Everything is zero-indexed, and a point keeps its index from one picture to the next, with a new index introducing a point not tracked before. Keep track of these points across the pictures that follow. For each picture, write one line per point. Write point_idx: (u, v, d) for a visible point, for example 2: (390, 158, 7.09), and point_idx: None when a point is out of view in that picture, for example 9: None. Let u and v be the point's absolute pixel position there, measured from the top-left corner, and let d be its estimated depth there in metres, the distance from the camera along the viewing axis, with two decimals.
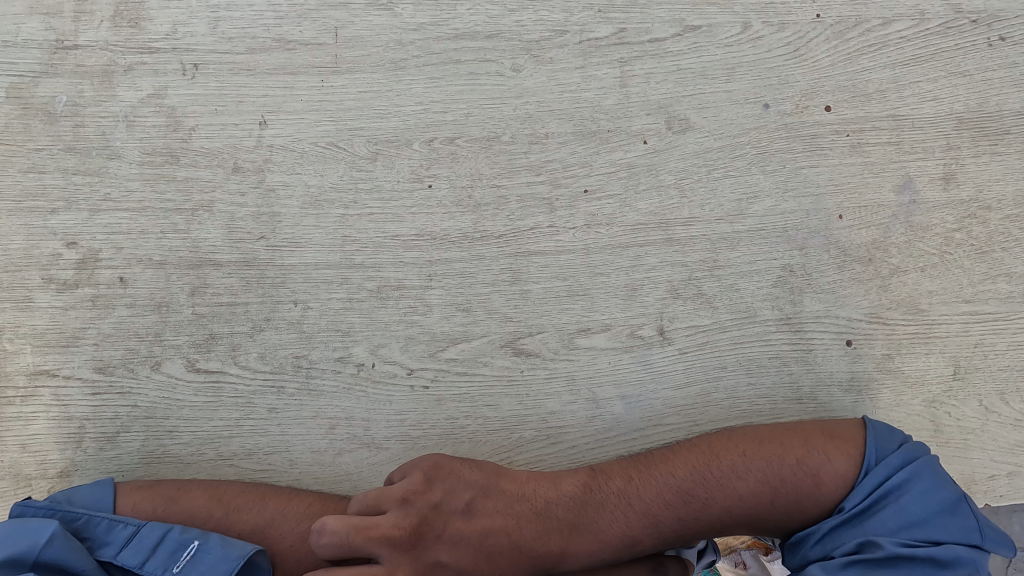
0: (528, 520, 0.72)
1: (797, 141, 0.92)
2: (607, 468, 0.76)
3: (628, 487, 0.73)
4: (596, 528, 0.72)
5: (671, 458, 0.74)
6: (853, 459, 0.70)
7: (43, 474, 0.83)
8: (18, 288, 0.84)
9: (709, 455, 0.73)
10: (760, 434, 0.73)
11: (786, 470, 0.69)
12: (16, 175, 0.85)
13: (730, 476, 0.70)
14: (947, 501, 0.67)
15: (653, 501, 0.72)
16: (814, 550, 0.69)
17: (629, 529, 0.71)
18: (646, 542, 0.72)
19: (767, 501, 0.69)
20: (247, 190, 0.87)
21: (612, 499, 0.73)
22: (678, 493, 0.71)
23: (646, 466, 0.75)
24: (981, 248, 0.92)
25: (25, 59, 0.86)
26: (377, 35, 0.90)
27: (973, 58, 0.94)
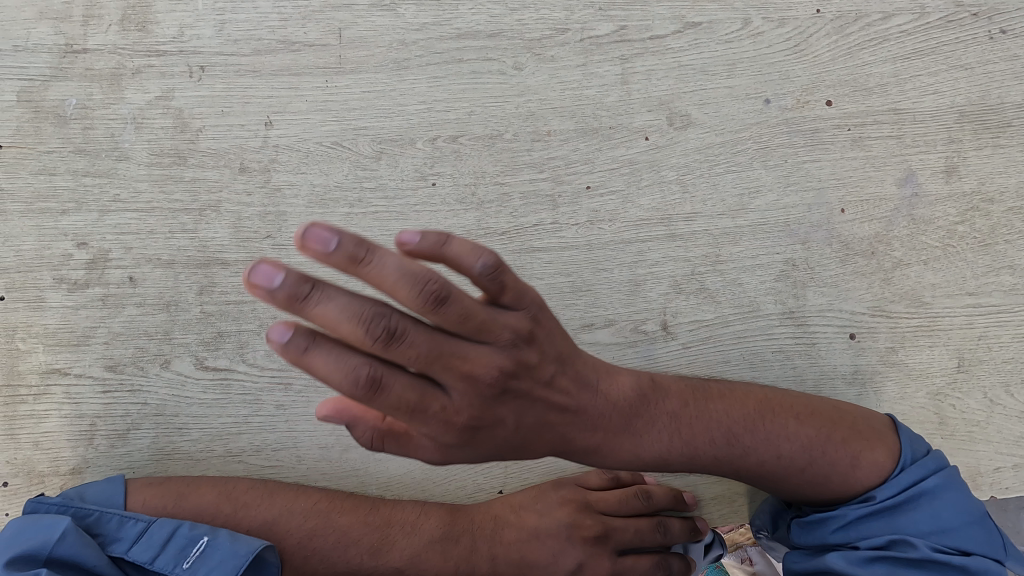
0: (587, 423, 0.60)
1: (798, 136, 0.93)
2: (663, 384, 0.68)
3: (682, 411, 0.66)
4: (637, 440, 0.64)
5: (729, 397, 0.70)
6: (891, 453, 0.70)
7: (56, 471, 0.83)
8: (31, 288, 0.85)
9: (764, 411, 0.70)
10: (813, 407, 0.72)
11: (832, 446, 0.69)
12: (27, 177, 0.86)
13: (778, 435, 0.68)
14: (976, 513, 0.69)
15: (701, 434, 0.67)
16: (835, 536, 0.70)
17: (667, 448, 0.65)
18: (673, 464, 0.67)
19: (803, 466, 0.68)
20: (253, 190, 0.88)
21: (661, 417, 0.65)
22: (726, 433, 0.68)
23: (702, 398, 0.69)
24: (984, 240, 0.92)
25: (36, 63, 0.88)
26: (381, 36, 0.91)
27: (974, 51, 0.94)
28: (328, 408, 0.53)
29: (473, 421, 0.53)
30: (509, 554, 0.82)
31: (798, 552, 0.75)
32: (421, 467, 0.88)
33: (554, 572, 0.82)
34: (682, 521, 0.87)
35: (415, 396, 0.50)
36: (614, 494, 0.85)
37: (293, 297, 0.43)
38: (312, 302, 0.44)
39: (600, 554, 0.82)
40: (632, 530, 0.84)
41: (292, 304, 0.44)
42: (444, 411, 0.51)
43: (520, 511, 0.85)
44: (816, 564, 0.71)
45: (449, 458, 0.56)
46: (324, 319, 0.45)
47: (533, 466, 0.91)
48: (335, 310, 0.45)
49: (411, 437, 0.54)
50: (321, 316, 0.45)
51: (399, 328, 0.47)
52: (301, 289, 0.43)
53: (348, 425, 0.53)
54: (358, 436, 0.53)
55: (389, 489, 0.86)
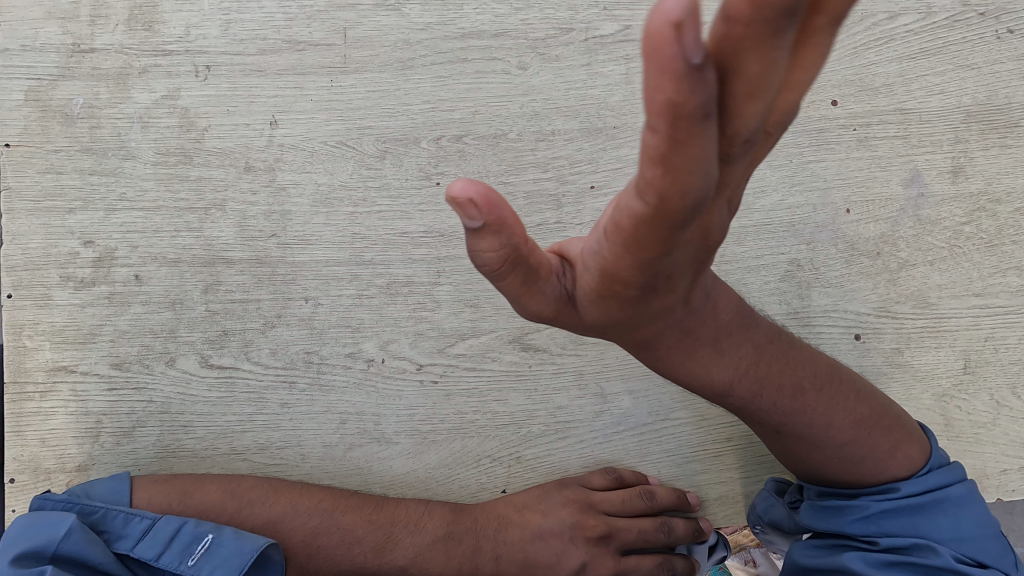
0: (683, 334, 0.56)
1: (803, 136, 0.92)
2: (757, 316, 0.66)
3: (766, 349, 0.65)
4: (716, 363, 0.61)
5: (806, 355, 0.70)
6: (924, 453, 0.72)
7: (62, 468, 0.83)
8: (38, 286, 0.85)
9: (829, 378, 0.71)
10: (876, 395, 0.74)
11: (877, 431, 0.71)
12: (34, 175, 0.87)
13: (832, 405, 0.70)
14: (996, 530, 0.69)
15: (774, 378, 0.66)
16: (853, 527, 0.70)
17: (740, 377, 0.64)
18: (733, 399, 0.66)
19: (847, 441, 0.70)
20: (259, 188, 0.88)
21: (746, 344, 0.64)
22: (795, 386, 0.68)
23: (785, 348, 0.68)
24: (990, 241, 0.92)
25: (43, 62, 0.88)
26: (386, 35, 0.91)
27: (981, 50, 0.94)
28: (467, 192, 0.40)
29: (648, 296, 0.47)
30: (513, 553, 0.83)
31: (809, 547, 0.74)
32: (425, 466, 0.87)
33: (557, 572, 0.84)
34: (686, 522, 0.87)
35: (665, 248, 0.41)
36: (617, 495, 0.85)
37: (696, 93, 0.32)
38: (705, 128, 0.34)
39: (603, 554, 0.84)
40: (635, 530, 0.85)
41: (693, 117, 0.33)
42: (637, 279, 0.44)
43: (524, 511, 0.84)
44: (829, 560, 0.70)
45: (559, 317, 0.50)
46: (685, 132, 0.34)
47: (537, 464, 0.88)
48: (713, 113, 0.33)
49: (540, 279, 0.47)
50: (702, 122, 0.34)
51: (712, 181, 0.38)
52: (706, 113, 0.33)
53: (487, 229, 0.41)
54: (486, 254, 0.42)
55: (393, 487, 0.86)
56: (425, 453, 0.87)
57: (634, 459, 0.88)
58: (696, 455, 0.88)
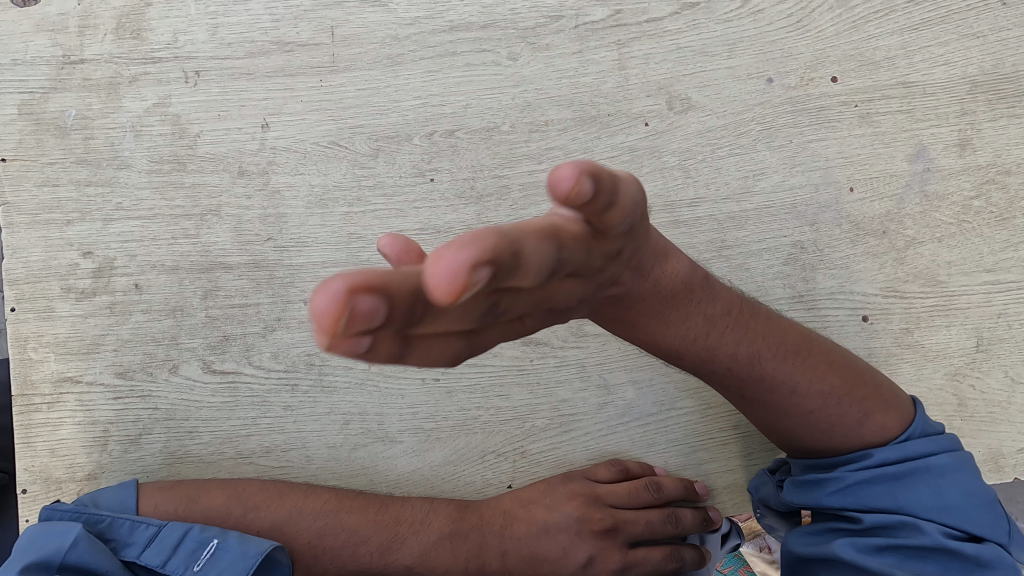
0: (623, 306, 0.57)
1: (803, 115, 0.90)
2: (716, 286, 0.64)
3: (721, 315, 0.63)
4: (666, 327, 0.61)
5: (770, 328, 0.67)
6: (903, 421, 0.70)
7: (72, 477, 0.84)
8: (40, 298, 0.86)
9: (794, 350, 0.67)
10: (850, 368, 0.70)
11: (848, 400, 0.69)
12: (32, 189, 0.87)
13: (794, 376, 0.67)
14: (982, 496, 0.68)
15: (729, 343, 0.64)
16: (831, 499, 0.70)
17: (690, 343, 0.63)
18: (685, 360, 0.65)
19: (813, 409, 0.68)
20: (253, 192, 0.88)
21: (699, 313, 0.62)
22: (755, 353, 0.65)
23: (745, 318, 0.66)
24: (1001, 214, 0.89)
25: (35, 76, 0.89)
26: (373, 32, 0.90)
27: (986, 18, 0.91)
28: None
29: (564, 308, 0.51)
30: (520, 549, 0.84)
31: (805, 534, 0.73)
32: (430, 464, 0.86)
33: (565, 565, 0.85)
34: (695, 512, 0.87)
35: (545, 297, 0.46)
36: (624, 487, 0.85)
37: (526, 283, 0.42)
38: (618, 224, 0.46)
39: (609, 546, 0.85)
40: (641, 523, 0.85)
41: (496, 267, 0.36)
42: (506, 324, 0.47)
43: (530, 506, 0.84)
44: (823, 547, 0.71)
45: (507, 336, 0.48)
46: (319, 324, 0.32)
47: (542, 458, 0.87)
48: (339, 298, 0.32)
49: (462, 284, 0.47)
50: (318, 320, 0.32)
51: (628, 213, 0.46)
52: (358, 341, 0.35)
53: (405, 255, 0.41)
54: (380, 351, 0.37)
55: (398, 486, 0.86)
56: (430, 451, 0.86)
57: (640, 451, 0.87)
58: (703, 444, 0.87)
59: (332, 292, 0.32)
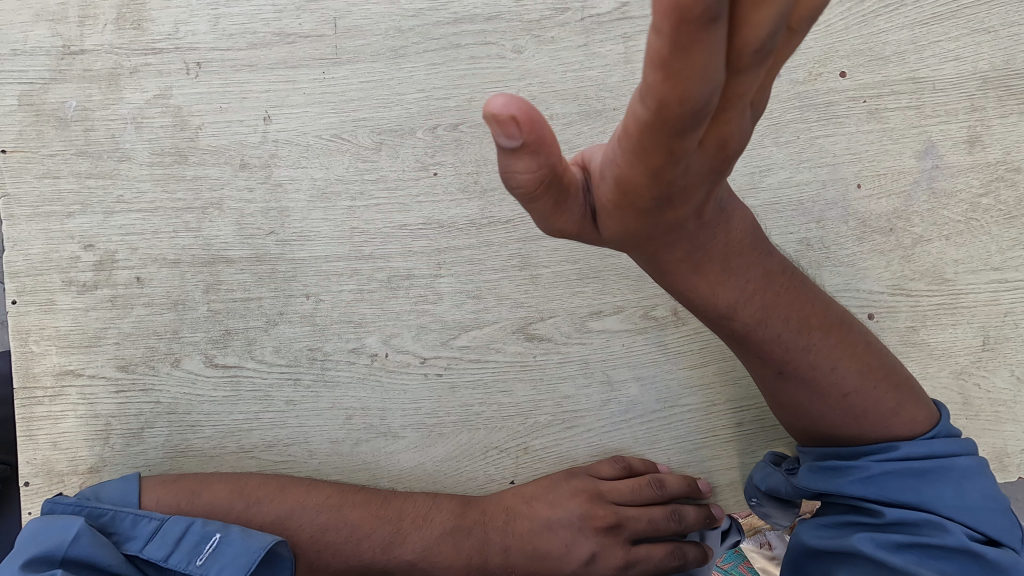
0: (693, 247, 0.59)
1: (811, 111, 0.89)
2: (772, 251, 0.68)
3: (777, 275, 0.68)
4: (724, 279, 0.64)
5: (816, 303, 0.70)
6: (929, 418, 0.71)
7: (75, 470, 0.84)
8: (41, 291, 0.86)
9: (836, 327, 0.71)
10: (887, 360, 0.73)
11: (883, 386, 0.71)
12: (32, 181, 0.87)
13: (834, 353, 0.70)
14: (1002, 502, 0.68)
15: (779, 306, 0.67)
16: (854, 487, 0.69)
17: (744, 299, 0.66)
18: (736, 323, 0.67)
19: (850, 391, 0.70)
20: (255, 185, 0.88)
21: (756, 267, 0.66)
22: (803, 320, 0.69)
23: (796, 291, 0.69)
24: (1010, 212, 0.88)
25: (34, 66, 0.88)
26: (376, 24, 0.89)
27: (998, 13, 0.90)
28: (509, 111, 0.42)
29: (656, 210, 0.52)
30: (522, 545, 0.84)
31: (817, 527, 0.73)
32: (433, 459, 0.86)
33: (567, 562, 0.85)
34: (698, 509, 0.87)
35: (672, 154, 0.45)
36: (627, 484, 0.85)
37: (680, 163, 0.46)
38: (758, 66, 0.43)
39: (612, 543, 0.85)
40: (644, 519, 0.86)
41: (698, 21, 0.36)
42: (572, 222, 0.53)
43: (532, 502, 0.84)
44: (840, 541, 0.70)
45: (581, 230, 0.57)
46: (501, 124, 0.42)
47: (546, 454, 0.86)
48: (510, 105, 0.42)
49: (567, 200, 0.52)
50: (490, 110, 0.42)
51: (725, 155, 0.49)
52: (511, 133, 0.43)
53: (526, 149, 0.44)
54: (519, 176, 0.47)
55: (401, 481, 0.86)
56: (433, 446, 0.86)
57: (644, 447, 0.87)
58: (707, 441, 0.87)
59: (512, 103, 0.42)
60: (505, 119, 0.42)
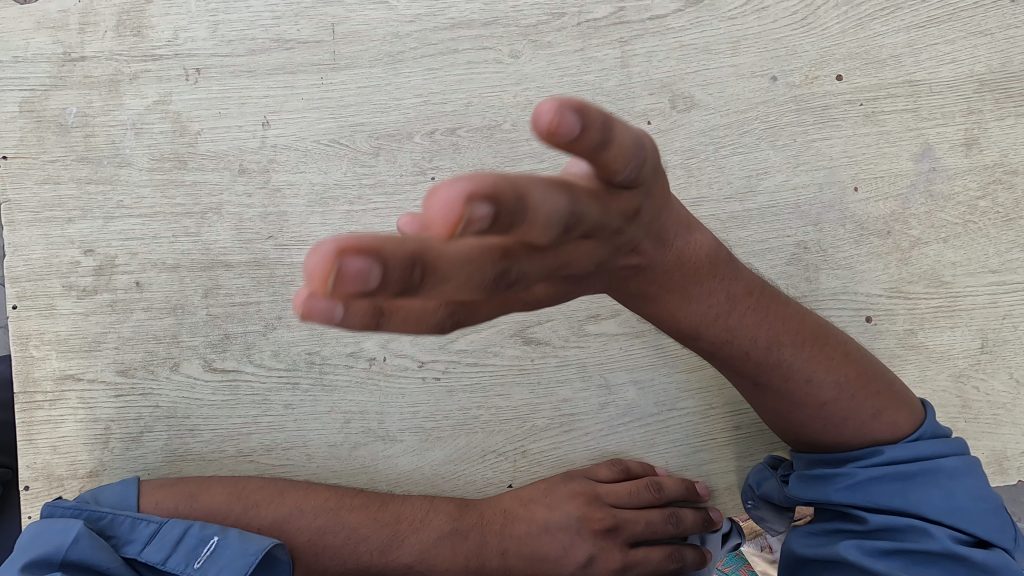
0: (649, 277, 0.57)
1: (807, 114, 0.89)
2: (739, 268, 0.65)
3: (744, 296, 0.65)
4: (684, 305, 0.62)
5: (790, 318, 0.68)
6: (913, 421, 0.71)
7: (74, 474, 0.85)
8: (42, 296, 0.86)
9: (809, 341, 0.68)
10: (866, 365, 0.71)
11: (863, 394, 0.69)
12: (33, 186, 0.87)
13: (807, 368, 0.68)
14: (992, 501, 0.67)
15: (751, 324, 0.65)
16: (839, 495, 0.69)
17: (708, 323, 0.63)
18: (702, 341, 0.65)
19: (827, 401, 0.69)
20: (254, 190, 0.88)
21: (720, 291, 0.63)
22: (774, 336, 0.66)
23: (769, 308, 0.66)
24: (1007, 215, 0.88)
25: (36, 73, 0.88)
26: (374, 29, 0.90)
27: (994, 16, 0.90)
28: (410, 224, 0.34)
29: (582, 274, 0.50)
30: (521, 548, 0.84)
31: (805, 535, 0.73)
32: (431, 463, 0.86)
33: (564, 564, 0.85)
34: (696, 512, 0.86)
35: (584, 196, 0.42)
36: (625, 486, 0.85)
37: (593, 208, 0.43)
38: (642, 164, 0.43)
39: (609, 546, 0.85)
40: (641, 522, 0.85)
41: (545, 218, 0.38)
42: (511, 298, 0.47)
43: (529, 504, 0.84)
44: (827, 548, 0.70)
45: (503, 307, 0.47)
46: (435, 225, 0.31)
47: (543, 458, 0.87)
48: (458, 204, 0.31)
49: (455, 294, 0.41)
50: (435, 223, 0.31)
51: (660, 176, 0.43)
52: (477, 211, 0.32)
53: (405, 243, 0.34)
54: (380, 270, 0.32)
55: (399, 485, 0.86)
56: (431, 450, 0.86)
57: (642, 451, 0.87)
58: (705, 445, 0.87)
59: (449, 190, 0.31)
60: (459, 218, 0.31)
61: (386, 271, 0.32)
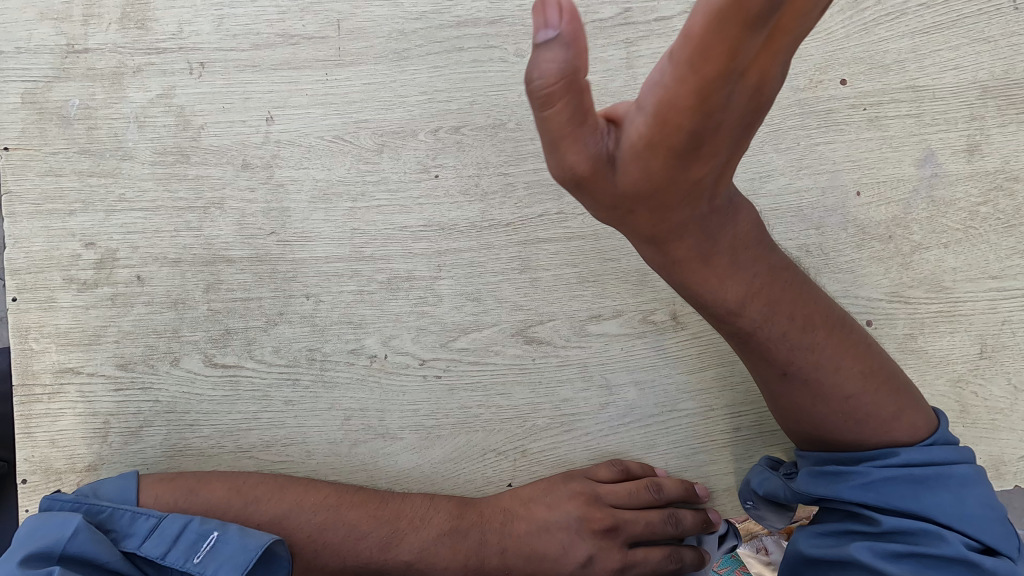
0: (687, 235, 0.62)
1: (811, 118, 0.90)
2: (776, 250, 0.70)
3: (779, 273, 0.70)
4: (710, 277, 0.66)
5: (819, 307, 0.72)
6: (928, 425, 0.72)
7: (72, 468, 0.84)
8: (41, 288, 0.86)
9: (837, 330, 0.72)
10: (889, 363, 0.74)
11: (885, 391, 0.72)
12: (34, 178, 0.87)
13: (834, 356, 0.71)
14: (998, 509, 0.68)
15: (781, 306, 0.69)
16: (853, 494, 0.69)
17: (743, 297, 0.68)
18: (738, 318, 0.69)
19: (853, 394, 0.71)
20: (256, 186, 0.88)
21: (754, 264, 0.68)
22: (805, 320, 0.70)
23: (799, 292, 0.71)
24: (1008, 221, 0.89)
25: (38, 64, 0.88)
26: (379, 26, 0.90)
27: (998, 23, 0.90)
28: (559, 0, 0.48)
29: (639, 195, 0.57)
30: (519, 547, 0.84)
31: (812, 535, 0.73)
32: (431, 461, 0.86)
33: (564, 563, 0.85)
34: (695, 514, 0.87)
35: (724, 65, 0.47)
36: (625, 487, 0.85)
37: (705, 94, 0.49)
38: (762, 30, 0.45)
39: (609, 546, 0.86)
40: (642, 522, 0.86)
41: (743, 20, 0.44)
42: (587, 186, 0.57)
43: (529, 504, 0.84)
44: (837, 549, 0.70)
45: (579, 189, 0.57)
46: None
47: (543, 458, 0.87)
48: None
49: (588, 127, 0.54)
50: None
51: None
52: None
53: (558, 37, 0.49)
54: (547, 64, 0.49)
55: (399, 482, 0.86)
56: (432, 448, 0.86)
57: (642, 452, 0.87)
58: (705, 446, 0.87)
59: None
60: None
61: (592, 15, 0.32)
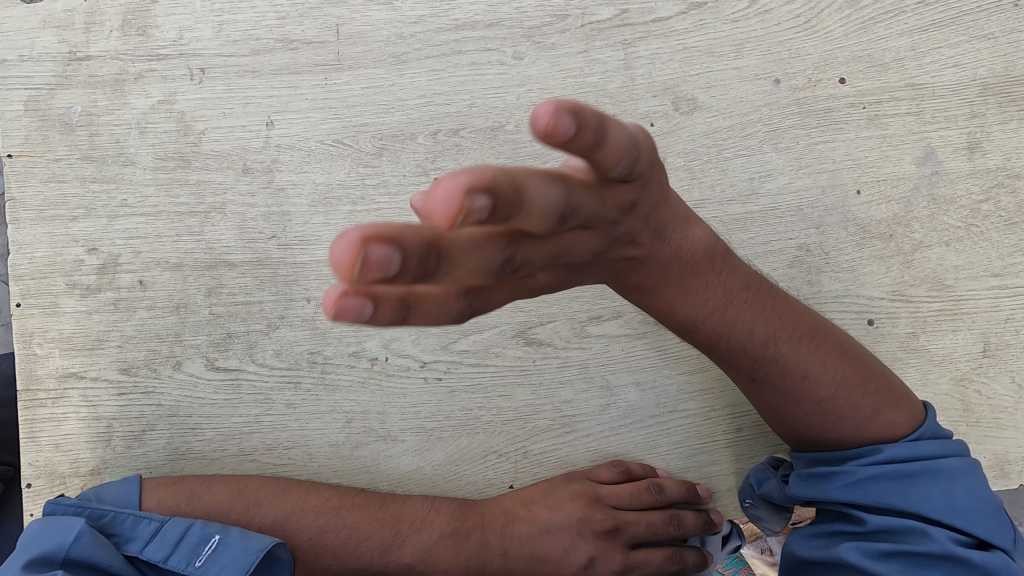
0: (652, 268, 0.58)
1: (810, 117, 0.89)
2: (739, 263, 0.65)
3: (740, 288, 0.65)
4: (684, 298, 0.62)
5: (787, 313, 0.68)
6: (912, 420, 0.71)
7: (76, 472, 0.85)
8: (45, 294, 0.87)
9: (807, 336, 0.69)
10: (864, 362, 0.71)
11: (860, 392, 0.69)
12: (37, 185, 0.88)
13: (805, 363, 0.68)
14: (991, 502, 0.68)
15: (748, 317, 0.65)
16: (840, 494, 0.69)
17: (705, 317, 0.64)
18: (700, 335, 0.66)
19: (826, 398, 0.69)
20: (257, 190, 0.88)
21: (717, 283, 0.63)
22: (771, 331, 0.67)
23: (765, 300, 0.67)
24: (1010, 219, 0.88)
25: (41, 72, 0.89)
26: (378, 30, 0.90)
27: (997, 20, 0.90)
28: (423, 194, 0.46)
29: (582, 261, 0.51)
30: (521, 548, 0.84)
31: (806, 536, 0.73)
32: (432, 463, 0.86)
33: (565, 565, 0.85)
34: (697, 514, 0.87)
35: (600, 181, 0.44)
36: (626, 488, 0.85)
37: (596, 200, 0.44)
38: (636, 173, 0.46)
39: (611, 547, 0.85)
40: (643, 523, 0.85)
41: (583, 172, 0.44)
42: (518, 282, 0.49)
43: (531, 505, 0.84)
44: (828, 549, 0.70)
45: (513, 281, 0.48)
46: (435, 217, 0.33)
47: (544, 459, 0.87)
48: (458, 196, 0.33)
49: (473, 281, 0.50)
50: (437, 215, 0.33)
51: (654, 164, 0.40)
52: (477, 203, 0.33)
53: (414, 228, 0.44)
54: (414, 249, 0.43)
55: (400, 485, 0.86)
56: (432, 451, 0.86)
57: (643, 453, 0.87)
58: (706, 446, 0.87)
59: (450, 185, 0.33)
60: (463, 209, 0.33)
61: (407, 258, 0.34)
